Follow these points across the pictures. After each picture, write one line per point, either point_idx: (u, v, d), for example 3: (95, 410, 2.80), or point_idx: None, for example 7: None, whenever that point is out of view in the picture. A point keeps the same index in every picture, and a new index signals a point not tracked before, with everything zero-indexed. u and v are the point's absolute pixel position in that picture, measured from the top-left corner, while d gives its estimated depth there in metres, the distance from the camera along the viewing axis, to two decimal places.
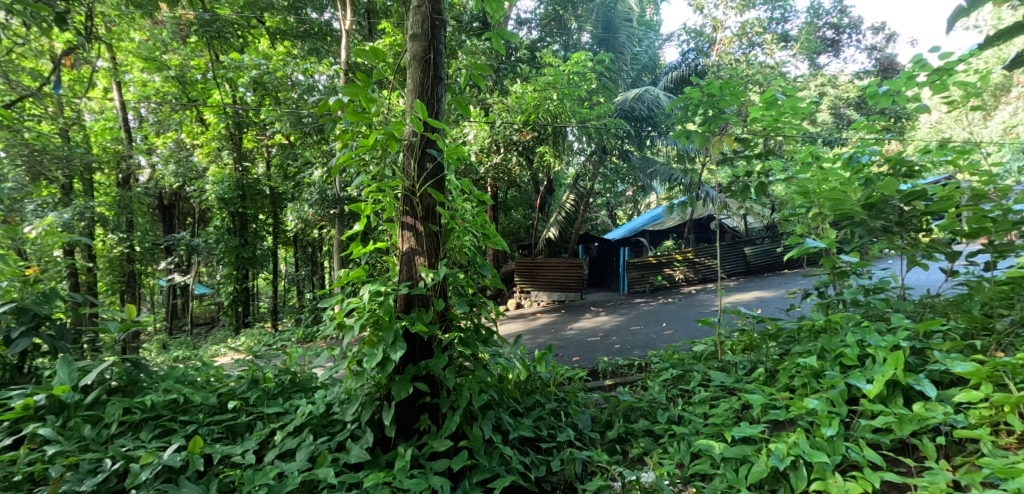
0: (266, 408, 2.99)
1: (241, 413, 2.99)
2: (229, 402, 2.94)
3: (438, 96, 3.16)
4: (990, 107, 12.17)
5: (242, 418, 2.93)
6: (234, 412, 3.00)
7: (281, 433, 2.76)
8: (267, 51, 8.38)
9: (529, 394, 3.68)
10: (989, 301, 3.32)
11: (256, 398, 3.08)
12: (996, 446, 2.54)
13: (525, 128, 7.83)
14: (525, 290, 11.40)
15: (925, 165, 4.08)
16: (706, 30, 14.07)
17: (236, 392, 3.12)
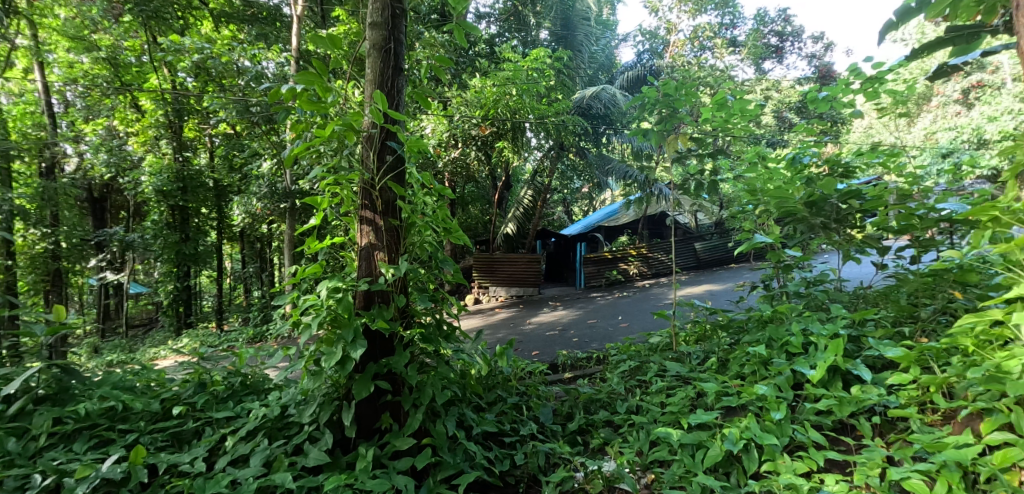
0: (216, 413, 2.83)
1: (187, 419, 2.82)
2: (174, 408, 2.77)
3: (399, 87, 3.06)
4: (915, 113, 13.01)
5: (188, 424, 2.77)
6: (180, 418, 2.83)
7: (233, 439, 2.62)
8: (211, 34, 7.96)
9: (489, 388, 3.64)
10: (915, 292, 3.47)
11: (203, 402, 2.92)
12: (924, 424, 2.54)
13: (484, 122, 7.75)
14: (483, 285, 11.34)
15: (860, 166, 4.25)
16: (660, 32, 14.39)
17: (181, 397, 2.95)
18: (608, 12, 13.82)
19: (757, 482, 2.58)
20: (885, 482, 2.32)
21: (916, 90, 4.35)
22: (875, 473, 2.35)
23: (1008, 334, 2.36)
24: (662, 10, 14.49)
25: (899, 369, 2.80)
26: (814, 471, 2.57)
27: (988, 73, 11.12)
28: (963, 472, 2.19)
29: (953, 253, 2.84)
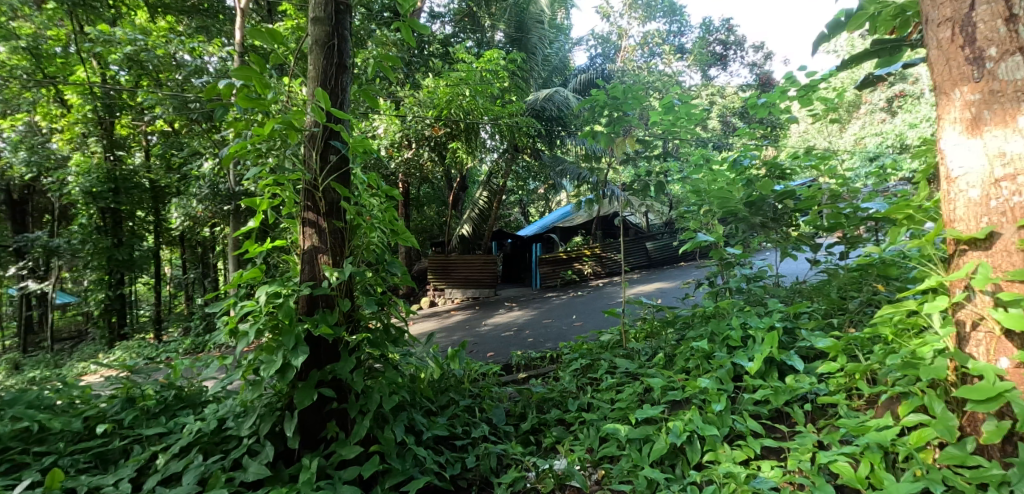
0: (145, 430, 2.71)
1: (113, 438, 2.70)
2: (98, 427, 2.64)
3: (343, 85, 3.02)
4: (846, 119, 13.83)
5: (114, 443, 2.64)
6: (105, 437, 2.70)
7: (164, 456, 2.51)
8: (146, 26, 7.62)
9: (442, 391, 3.63)
10: (844, 286, 3.75)
11: (132, 419, 2.79)
12: (850, 409, 2.71)
13: (437, 123, 7.68)
14: (438, 288, 11.24)
15: (795, 169, 4.48)
16: (612, 38, 14.73)
17: (107, 414, 2.81)
18: (562, 15, 13.80)
19: (700, 472, 2.67)
20: (815, 466, 2.45)
21: (845, 97, 4.62)
22: (806, 457, 2.48)
23: (922, 323, 2.51)
24: (613, 16, 14.86)
25: (828, 359, 2.96)
26: (752, 459, 2.68)
27: (909, 84, 11.97)
28: (884, 453, 2.34)
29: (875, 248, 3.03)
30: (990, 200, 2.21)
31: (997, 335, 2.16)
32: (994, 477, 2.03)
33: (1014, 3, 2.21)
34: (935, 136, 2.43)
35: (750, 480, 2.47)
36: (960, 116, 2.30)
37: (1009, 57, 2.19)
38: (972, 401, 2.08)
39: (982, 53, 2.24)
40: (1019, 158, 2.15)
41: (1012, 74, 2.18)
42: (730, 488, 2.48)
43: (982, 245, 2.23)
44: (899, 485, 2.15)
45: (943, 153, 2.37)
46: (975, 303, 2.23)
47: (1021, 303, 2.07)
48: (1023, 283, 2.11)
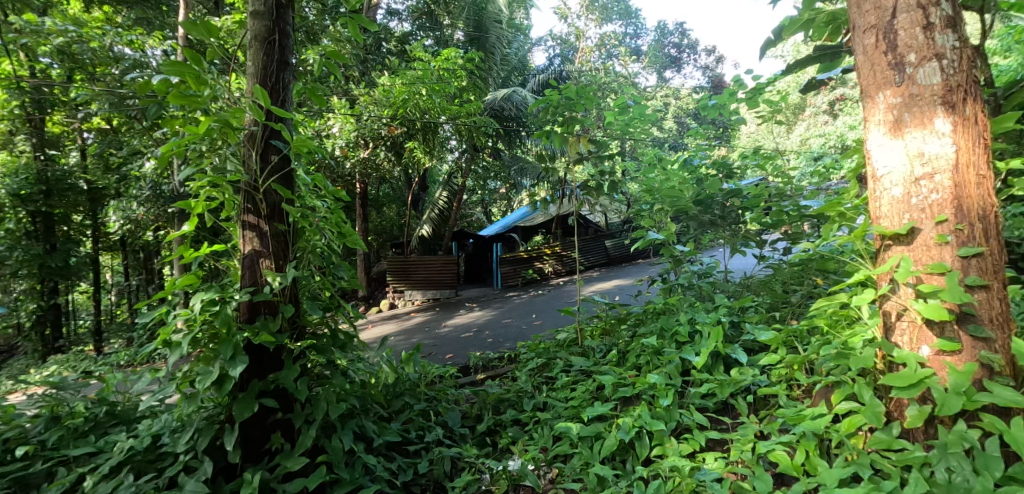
0: (71, 450, 2.58)
1: (35, 461, 2.55)
2: (18, 450, 2.49)
3: (285, 83, 2.94)
4: (792, 121, 14.44)
5: (37, 466, 2.51)
6: (27, 460, 2.56)
7: (91, 478, 2.40)
8: (80, 15, 7.22)
9: (396, 395, 3.59)
10: (787, 280, 3.90)
11: (57, 439, 2.65)
12: (790, 398, 2.82)
13: (393, 122, 7.57)
14: (398, 290, 11.16)
15: (741, 168, 4.64)
16: (571, 39, 14.94)
17: (29, 435, 2.65)
18: (522, 15, 13.93)
19: (648, 467, 2.74)
20: (756, 456, 2.55)
21: (788, 99, 4.81)
22: (747, 448, 2.57)
23: (853, 314, 2.64)
24: (571, 17, 15.03)
25: (770, 351, 3.07)
26: (698, 451, 2.75)
27: (849, 87, 12.59)
28: (819, 440, 2.45)
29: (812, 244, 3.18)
30: (911, 197, 2.34)
31: (919, 324, 2.29)
32: (916, 459, 2.15)
33: (931, 12, 2.34)
34: (863, 137, 2.56)
35: (695, 473, 2.54)
36: (884, 118, 2.43)
37: (926, 63, 2.33)
38: (897, 388, 2.19)
39: (903, 58, 2.37)
40: (936, 158, 2.28)
41: (930, 78, 2.31)
42: (675, 481, 2.54)
43: (905, 240, 2.36)
44: (830, 472, 2.26)
45: (870, 154, 2.50)
46: (899, 295, 2.36)
47: (938, 295, 2.20)
48: (941, 276, 2.24)
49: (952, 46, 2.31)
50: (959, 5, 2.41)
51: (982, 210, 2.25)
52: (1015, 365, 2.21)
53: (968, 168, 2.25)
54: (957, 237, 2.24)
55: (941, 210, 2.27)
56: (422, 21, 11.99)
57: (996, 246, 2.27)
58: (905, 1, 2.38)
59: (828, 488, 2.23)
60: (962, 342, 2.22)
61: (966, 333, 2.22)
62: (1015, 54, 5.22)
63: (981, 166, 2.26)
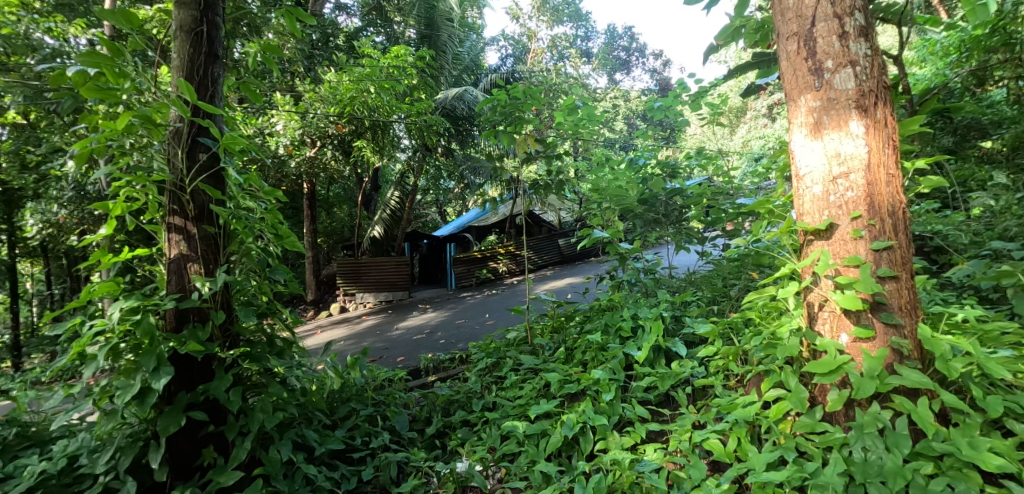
0: None
1: None
2: None
3: (215, 76, 2.83)
4: (733, 124, 15.07)
5: None
6: None
7: None
8: None
9: (342, 401, 3.53)
10: (727, 275, 4.06)
11: None
12: (725, 388, 2.94)
13: (340, 120, 7.37)
14: (350, 293, 10.87)
15: (683, 167, 4.79)
16: (523, 39, 15.01)
17: None
18: (474, 14, 13.89)
19: (591, 462, 2.81)
20: (692, 445, 2.66)
21: (727, 102, 4.99)
22: (684, 437, 2.68)
23: (782, 306, 2.77)
24: (523, 18, 15.11)
25: (708, 343, 3.19)
26: (639, 443, 2.84)
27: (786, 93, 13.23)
28: (750, 427, 2.57)
29: (747, 240, 3.31)
30: (830, 195, 2.48)
31: (839, 313, 2.44)
32: (836, 441, 2.28)
33: (846, 21, 2.48)
34: (788, 138, 2.69)
35: (635, 465, 2.63)
36: (805, 120, 2.57)
37: (843, 68, 2.46)
38: (819, 374, 2.33)
39: (821, 64, 2.50)
40: (851, 158, 2.42)
41: (845, 83, 2.45)
42: (615, 475, 2.62)
43: (825, 235, 2.50)
44: (759, 457, 2.38)
45: (794, 154, 2.63)
46: (820, 287, 2.50)
47: (853, 286, 2.35)
48: (856, 268, 2.39)
49: (865, 54, 2.44)
50: (872, 15, 2.56)
51: (892, 206, 2.40)
52: (923, 348, 2.36)
53: (880, 168, 2.39)
54: (870, 232, 2.39)
55: (856, 207, 2.41)
56: (371, 17, 11.69)
57: (905, 240, 2.42)
58: (823, 11, 2.51)
59: (756, 473, 2.35)
60: (875, 329, 2.37)
61: (879, 320, 2.37)
62: (931, 62, 5.63)
63: (891, 166, 2.41)
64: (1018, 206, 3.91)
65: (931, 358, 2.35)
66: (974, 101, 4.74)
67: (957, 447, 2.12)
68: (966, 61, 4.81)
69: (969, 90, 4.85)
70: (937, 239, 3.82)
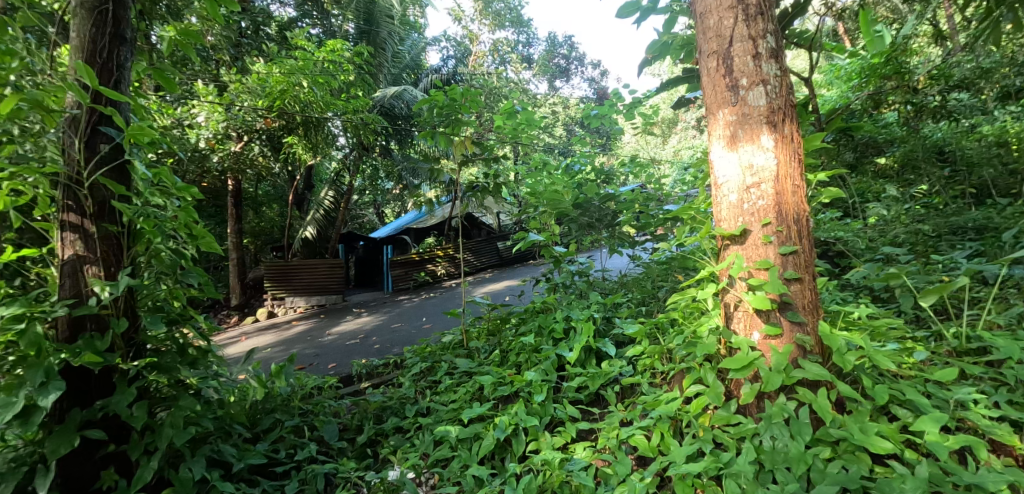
0: None
1: None
2: None
3: (121, 60, 2.61)
4: (664, 134, 15.63)
5: None
6: None
7: None
8: None
9: (266, 412, 3.36)
10: (655, 278, 4.23)
11: None
12: (652, 384, 3.03)
13: (269, 114, 7.02)
14: (279, 297, 10.39)
15: (616, 173, 4.91)
16: (465, 41, 14.88)
17: None
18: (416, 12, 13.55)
19: (523, 463, 2.83)
20: (620, 442, 2.74)
21: (659, 112, 5.13)
22: (612, 434, 2.76)
23: (702, 307, 2.90)
24: (465, 20, 15.02)
25: (636, 343, 3.28)
26: (569, 442, 2.91)
27: None
28: (673, 422, 2.68)
29: (671, 244, 3.45)
30: (744, 203, 2.59)
31: (751, 312, 2.57)
32: (749, 431, 2.40)
33: (759, 43, 2.61)
34: (707, 148, 2.79)
35: (565, 464, 2.69)
36: (723, 133, 2.67)
37: (756, 86, 2.59)
38: (733, 370, 2.45)
39: (737, 81, 2.62)
40: (762, 169, 2.54)
41: (757, 100, 2.57)
42: (546, 474, 2.67)
43: (740, 240, 2.62)
44: (680, 450, 2.49)
45: (712, 164, 2.73)
46: (735, 288, 2.62)
47: (763, 287, 2.47)
48: (766, 271, 2.51)
49: (775, 74, 2.58)
50: (782, 39, 2.71)
51: (798, 214, 2.54)
52: (823, 344, 2.52)
53: (787, 179, 2.53)
54: (778, 237, 2.52)
55: (766, 214, 2.54)
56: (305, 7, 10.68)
57: (809, 246, 2.57)
58: (740, 32, 2.63)
59: (677, 465, 2.45)
60: (782, 326, 2.51)
61: (785, 319, 2.51)
62: (837, 85, 6.06)
63: (797, 177, 2.55)
64: (906, 216, 4.33)
65: (830, 352, 2.51)
66: (871, 122, 5.17)
67: (850, 432, 2.26)
68: (864, 86, 5.14)
69: (867, 112, 5.18)
70: (839, 244, 4.12)
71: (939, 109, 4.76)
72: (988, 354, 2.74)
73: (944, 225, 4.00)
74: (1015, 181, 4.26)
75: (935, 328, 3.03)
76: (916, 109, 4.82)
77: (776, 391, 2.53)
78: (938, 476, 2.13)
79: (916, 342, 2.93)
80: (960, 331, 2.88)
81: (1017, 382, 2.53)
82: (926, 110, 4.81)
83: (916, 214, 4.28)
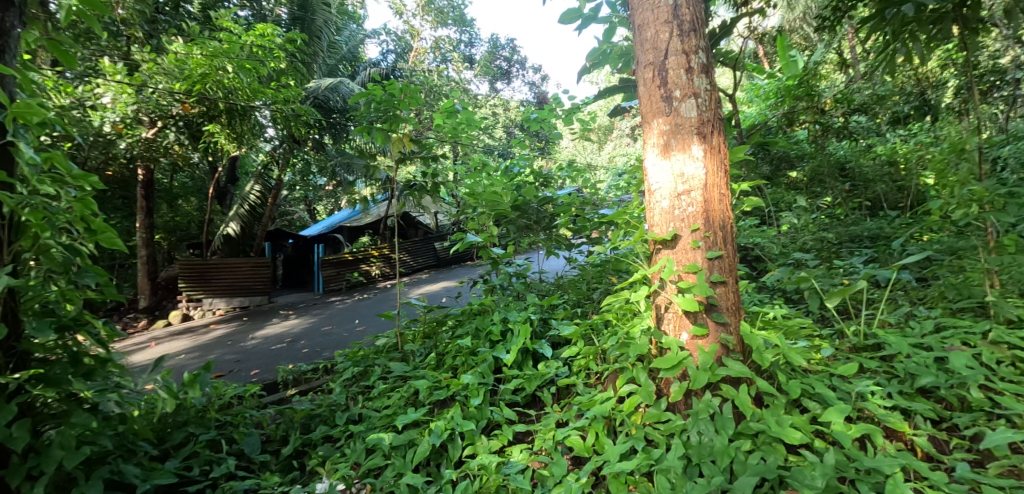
0: None
1: None
2: None
3: (6, 27, 2.29)
4: (599, 140, 15.92)
5: None
6: None
7: None
8: None
9: (176, 425, 3.07)
10: (590, 279, 4.27)
11: None
12: (587, 385, 3.04)
13: (188, 99, 6.45)
14: (195, 298, 9.66)
15: (555, 176, 4.89)
16: (406, 36, 14.36)
17: None
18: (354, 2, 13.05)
19: (459, 468, 2.74)
20: (556, 443, 2.73)
21: (597, 119, 5.16)
22: (548, 436, 2.74)
23: (635, 309, 3.02)
24: (406, 14, 14.65)
25: (572, 344, 3.28)
26: (506, 445, 2.86)
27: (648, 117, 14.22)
28: (606, 421, 2.70)
29: (606, 247, 3.55)
30: (675, 209, 2.74)
31: (680, 313, 2.72)
32: (677, 427, 2.50)
33: (691, 58, 2.78)
34: (641, 156, 2.92)
35: (502, 468, 2.64)
36: (657, 141, 2.81)
37: (688, 98, 2.75)
38: (664, 369, 2.57)
39: (671, 93, 2.77)
40: (692, 178, 2.70)
41: (689, 112, 2.73)
42: (483, 479, 2.61)
43: (670, 244, 2.76)
44: (614, 448, 2.52)
45: (647, 172, 2.86)
46: (665, 290, 2.77)
47: (691, 290, 2.62)
48: (694, 274, 2.67)
49: (705, 88, 2.76)
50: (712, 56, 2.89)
51: (723, 221, 2.72)
52: (744, 342, 2.69)
53: (714, 187, 2.71)
54: (706, 243, 2.68)
55: (695, 221, 2.70)
56: None
57: (733, 251, 2.76)
58: (674, 46, 2.79)
59: (610, 464, 2.47)
60: (708, 327, 2.67)
61: (711, 319, 2.67)
62: (757, 104, 6.37)
63: (723, 187, 2.74)
64: (812, 224, 4.64)
65: (750, 350, 2.68)
66: (785, 138, 5.47)
67: (768, 425, 2.39)
68: (779, 105, 5.47)
69: (782, 129, 5.50)
70: (756, 250, 4.36)
71: (842, 130, 5.07)
72: (882, 350, 2.95)
73: (845, 233, 4.35)
74: (904, 197, 4.79)
75: (836, 327, 3.21)
76: (822, 128, 5.16)
77: (702, 388, 2.65)
78: (842, 463, 2.28)
79: (822, 339, 3.11)
80: (858, 328, 3.11)
81: (907, 375, 2.72)
82: (831, 130, 5.15)
83: (821, 224, 4.59)
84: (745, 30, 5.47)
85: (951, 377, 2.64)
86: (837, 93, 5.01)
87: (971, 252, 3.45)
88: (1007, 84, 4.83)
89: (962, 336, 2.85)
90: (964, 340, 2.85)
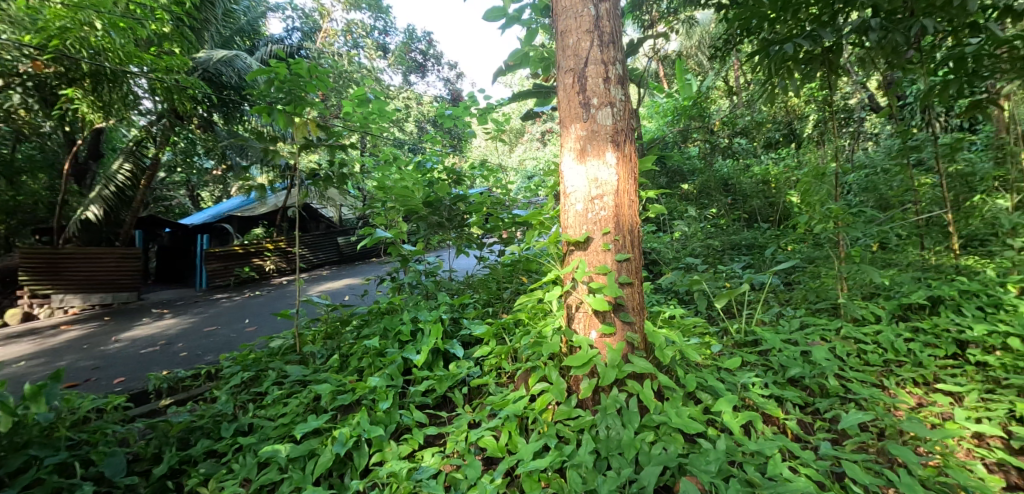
0: None
1: None
2: None
3: None
4: (511, 142, 15.94)
5: None
6: None
7: None
8: None
9: (14, 448, 2.53)
10: (500, 279, 4.12)
11: None
12: (498, 384, 2.89)
13: (40, 55, 5.58)
14: (43, 294, 8.52)
15: (467, 175, 4.72)
16: (314, 15, 13.63)
17: None
18: None
19: (365, 479, 2.49)
20: (468, 445, 2.54)
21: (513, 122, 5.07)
22: (460, 438, 2.54)
23: (546, 307, 2.91)
24: None
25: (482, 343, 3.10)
26: (417, 450, 2.64)
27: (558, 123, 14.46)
28: (519, 421, 2.56)
29: (518, 247, 3.42)
30: (588, 212, 2.66)
31: (590, 313, 2.64)
32: (586, 423, 2.42)
33: (609, 68, 2.70)
34: (557, 159, 2.80)
35: (413, 474, 2.42)
36: (573, 145, 2.71)
37: (605, 107, 2.67)
38: (574, 366, 2.47)
39: (589, 100, 2.68)
40: (605, 183, 2.64)
41: (605, 120, 2.65)
42: (392, 488, 2.38)
43: (582, 246, 2.67)
44: (527, 446, 2.40)
45: (562, 175, 2.75)
46: (577, 290, 2.67)
47: (602, 290, 2.56)
48: (604, 275, 2.61)
49: (621, 99, 2.69)
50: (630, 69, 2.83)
51: (632, 226, 2.69)
52: (647, 340, 2.68)
53: (626, 193, 2.66)
54: (616, 245, 2.63)
55: (607, 224, 2.63)
56: None
57: (640, 254, 2.74)
58: (594, 55, 2.70)
59: (524, 463, 2.33)
60: (616, 326, 2.62)
61: (618, 319, 2.63)
62: (656, 119, 6.58)
63: (633, 193, 2.70)
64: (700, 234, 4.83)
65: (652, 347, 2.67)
66: (679, 150, 5.71)
67: (668, 417, 2.38)
68: (676, 122, 5.70)
69: (679, 142, 5.74)
70: (653, 251, 4.55)
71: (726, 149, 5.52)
72: (760, 345, 3.10)
73: (728, 242, 4.56)
74: (773, 212, 5.06)
75: (721, 325, 3.34)
76: (711, 147, 5.57)
77: (609, 385, 2.59)
78: (732, 447, 2.31)
79: (713, 337, 3.18)
80: (740, 326, 3.22)
81: (779, 366, 2.88)
82: (718, 148, 5.57)
83: (707, 233, 4.81)
84: (649, 52, 5.59)
85: (813, 367, 2.84)
86: (723, 117, 5.56)
87: (824, 260, 3.74)
88: (851, 123, 5.37)
89: (820, 332, 3.10)
90: (822, 335, 3.10)
